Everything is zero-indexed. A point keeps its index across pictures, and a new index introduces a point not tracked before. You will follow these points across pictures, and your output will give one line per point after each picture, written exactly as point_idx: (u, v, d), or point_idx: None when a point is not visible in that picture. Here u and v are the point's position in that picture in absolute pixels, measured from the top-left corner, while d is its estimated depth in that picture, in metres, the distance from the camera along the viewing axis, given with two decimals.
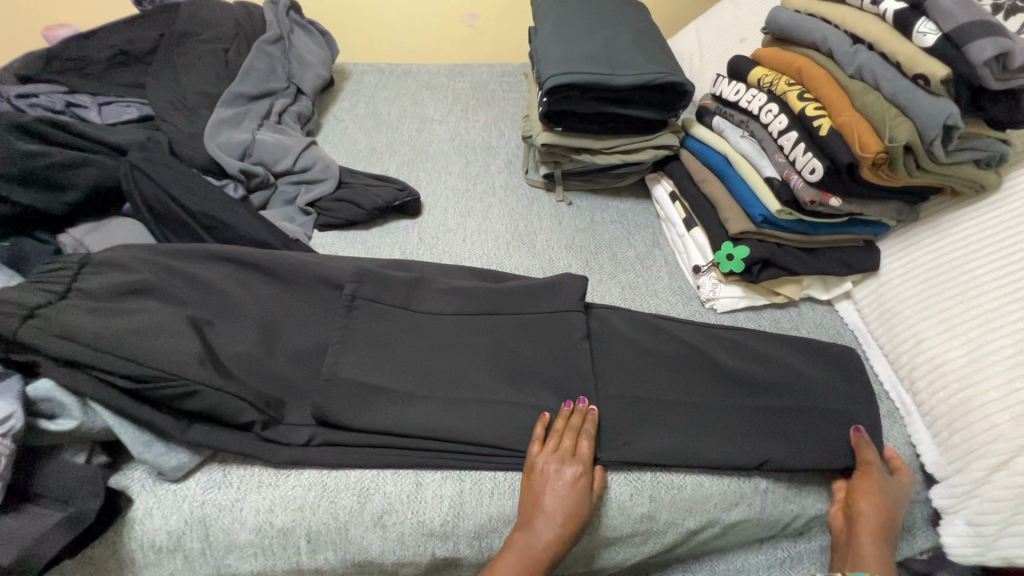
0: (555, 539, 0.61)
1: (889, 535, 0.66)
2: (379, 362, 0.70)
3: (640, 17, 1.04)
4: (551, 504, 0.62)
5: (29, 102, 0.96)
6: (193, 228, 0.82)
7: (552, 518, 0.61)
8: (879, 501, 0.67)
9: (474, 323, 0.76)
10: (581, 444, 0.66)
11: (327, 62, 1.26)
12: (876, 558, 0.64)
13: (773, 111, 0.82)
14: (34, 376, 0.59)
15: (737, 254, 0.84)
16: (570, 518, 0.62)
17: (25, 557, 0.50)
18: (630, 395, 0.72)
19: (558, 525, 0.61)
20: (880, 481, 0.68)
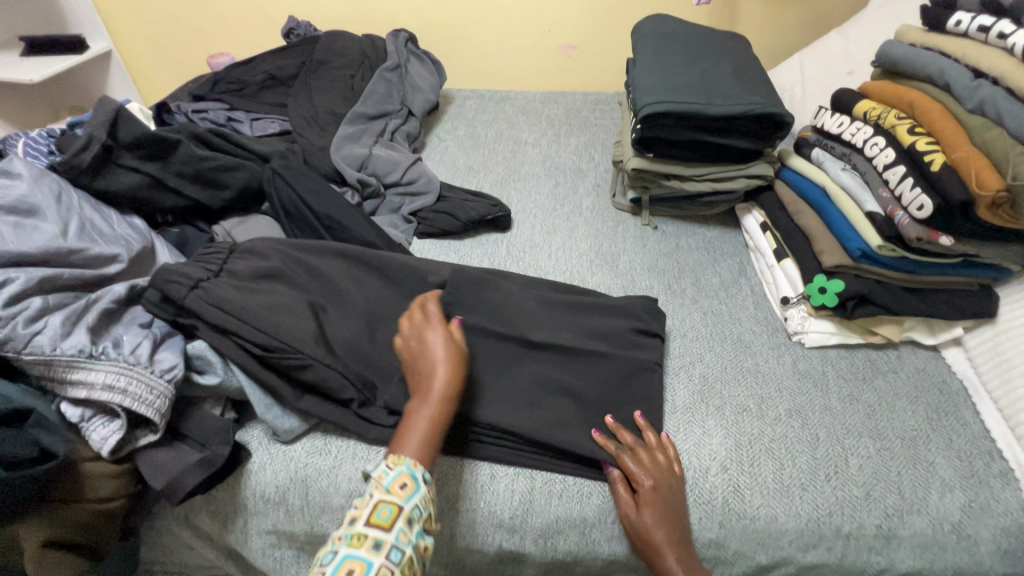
0: (446, 380, 0.63)
1: (688, 539, 0.64)
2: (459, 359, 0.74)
3: (740, 49, 1.05)
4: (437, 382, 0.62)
5: (199, 116, 1.15)
6: (316, 227, 0.94)
7: (444, 378, 0.62)
8: (666, 490, 0.65)
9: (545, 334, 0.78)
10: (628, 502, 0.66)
11: (435, 88, 1.39)
12: (689, 559, 0.63)
13: (880, 144, 0.79)
14: (191, 338, 0.71)
15: (831, 287, 0.80)
16: (456, 363, 0.64)
17: (172, 485, 0.61)
18: (669, 449, 0.69)
19: (449, 384, 0.63)
20: (645, 512, 0.64)
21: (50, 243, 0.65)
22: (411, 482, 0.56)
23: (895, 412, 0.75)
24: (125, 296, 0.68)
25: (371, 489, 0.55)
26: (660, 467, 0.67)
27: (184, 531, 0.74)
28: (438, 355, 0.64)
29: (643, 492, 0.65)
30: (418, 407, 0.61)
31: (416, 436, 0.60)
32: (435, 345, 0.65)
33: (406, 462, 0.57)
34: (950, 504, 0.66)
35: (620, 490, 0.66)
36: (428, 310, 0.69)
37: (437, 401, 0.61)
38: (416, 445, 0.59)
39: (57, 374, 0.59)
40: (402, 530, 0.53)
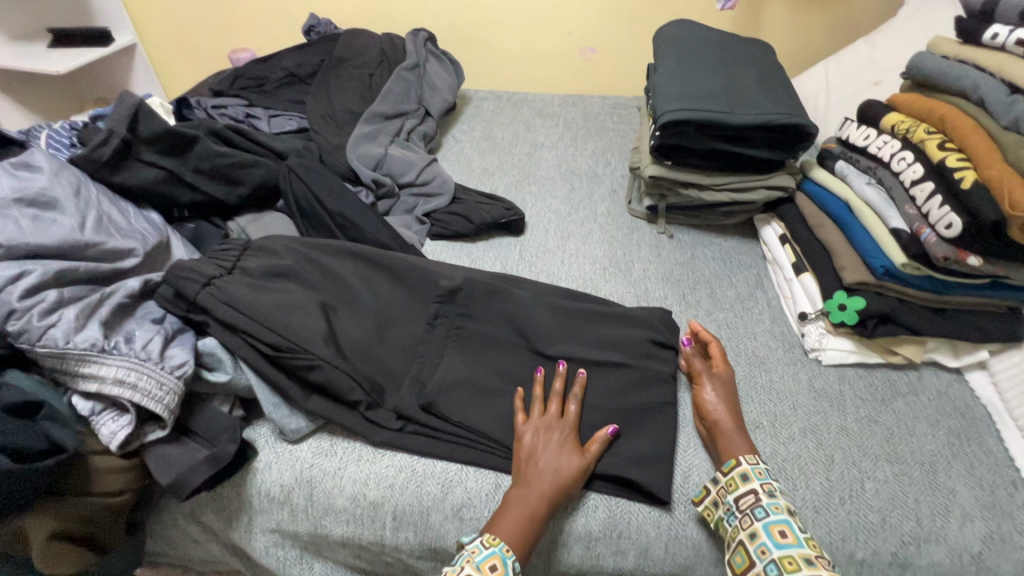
0: (556, 486, 0.63)
1: (741, 425, 0.70)
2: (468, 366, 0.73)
3: (764, 57, 1.03)
4: (538, 481, 0.63)
5: (218, 112, 1.16)
6: (330, 226, 0.94)
7: (557, 474, 0.63)
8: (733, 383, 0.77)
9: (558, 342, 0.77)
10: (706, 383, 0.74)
11: (453, 88, 1.38)
12: (734, 437, 0.69)
13: (908, 159, 0.77)
14: (203, 334, 0.71)
15: (851, 305, 0.78)
16: (570, 470, 0.64)
17: (179, 481, 0.61)
18: None
19: (564, 481, 0.63)
20: (727, 388, 0.74)
21: (67, 236, 0.66)
22: (501, 567, 0.57)
23: (914, 435, 0.72)
24: (139, 291, 0.69)
25: (464, 564, 0.58)
26: (719, 366, 0.76)
27: (189, 526, 0.74)
28: (567, 452, 0.66)
29: (702, 381, 0.75)
30: (521, 501, 0.62)
31: (513, 518, 0.61)
32: (568, 455, 0.65)
33: (499, 543, 0.59)
34: (971, 535, 0.64)
35: (715, 364, 0.76)
36: (568, 411, 0.70)
37: (545, 492, 0.62)
38: (509, 530, 0.60)
39: (69, 367, 0.59)
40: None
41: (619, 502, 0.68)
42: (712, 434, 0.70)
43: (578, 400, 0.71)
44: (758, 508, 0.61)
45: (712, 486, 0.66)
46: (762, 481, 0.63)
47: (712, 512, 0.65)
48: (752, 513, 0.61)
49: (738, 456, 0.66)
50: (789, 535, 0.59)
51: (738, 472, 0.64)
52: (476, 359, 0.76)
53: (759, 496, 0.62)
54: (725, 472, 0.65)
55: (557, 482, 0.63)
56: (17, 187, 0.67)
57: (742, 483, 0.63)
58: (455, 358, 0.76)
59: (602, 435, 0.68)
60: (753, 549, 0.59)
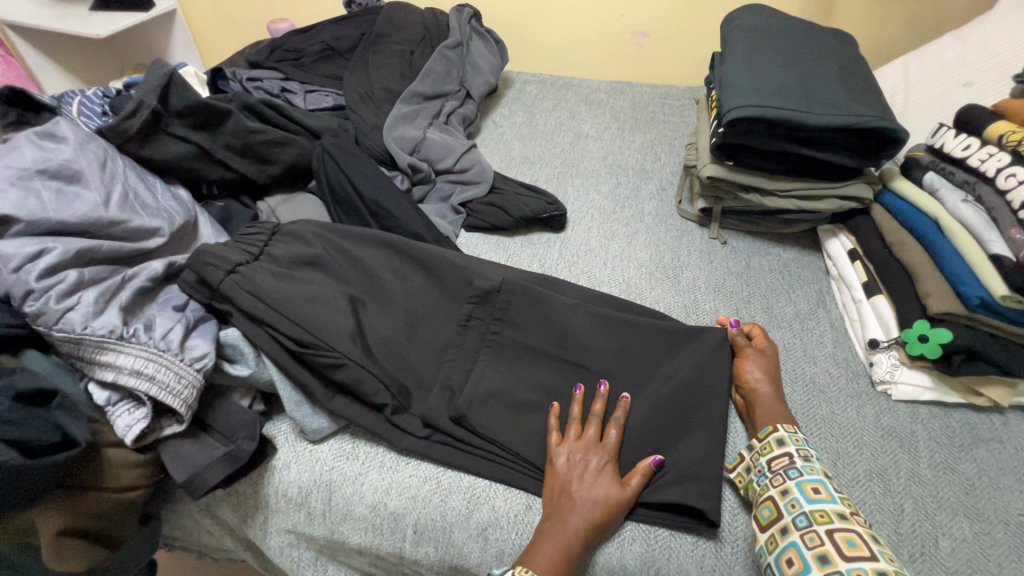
0: (592, 522, 0.58)
1: (780, 398, 0.70)
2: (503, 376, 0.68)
3: (846, 50, 0.93)
4: (572, 514, 0.58)
5: (254, 84, 1.12)
6: (362, 213, 0.89)
7: (595, 506, 0.58)
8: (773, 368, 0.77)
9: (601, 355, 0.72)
10: (747, 352, 0.74)
11: (497, 70, 1.31)
12: (773, 409, 0.68)
13: (1018, 176, 0.67)
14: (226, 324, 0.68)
15: (933, 337, 0.69)
16: (607, 505, 0.59)
17: (194, 480, 0.58)
18: None
19: (602, 515, 0.58)
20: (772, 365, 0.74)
21: (91, 213, 0.62)
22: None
23: (998, 489, 0.64)
24: (162, 274, 0.65)
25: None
26: (762, 344, 0.76)
27: (205, 518, 0.72)
28: (606, 481, 0.60)
29: (746, 355, 0.74)
30: (553, 534, 0.57)
31: (546, 551, 0.56)
32: (606, 487, 0.60)
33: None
34: None
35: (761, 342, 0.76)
36: (607, 436, 0.64)
37: (581, 524, 0.57)
38: (541, 565, 0.55)
39: (86, 354, 0.56)
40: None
41: (658, 536, 0.62)
42: (749, 404, 0.70)
43: (620, 425, 0.65)
44: (792, 468, 0.60)
45: (746, 453, 0.65)
46: (799, 448, 0.63)
47: (743, 478, 0.64)
48: (785, 473, 0.60)
49: (776, 424, 0.66)
50: (822, 492, 0.58)
51: (775, 437, 0.64)
52: (511, 368, 0.71)
53: (794, 458, 0.61)
54: (760, 438, 0.65)
55: (594, 516, 0.58)
56: (41, 158, 0.63)
57: (776, 447, 0.63)
58: (488, 366, 0.71)
59: (645, 466, 0.62)
60: (782, 502, 0.58)
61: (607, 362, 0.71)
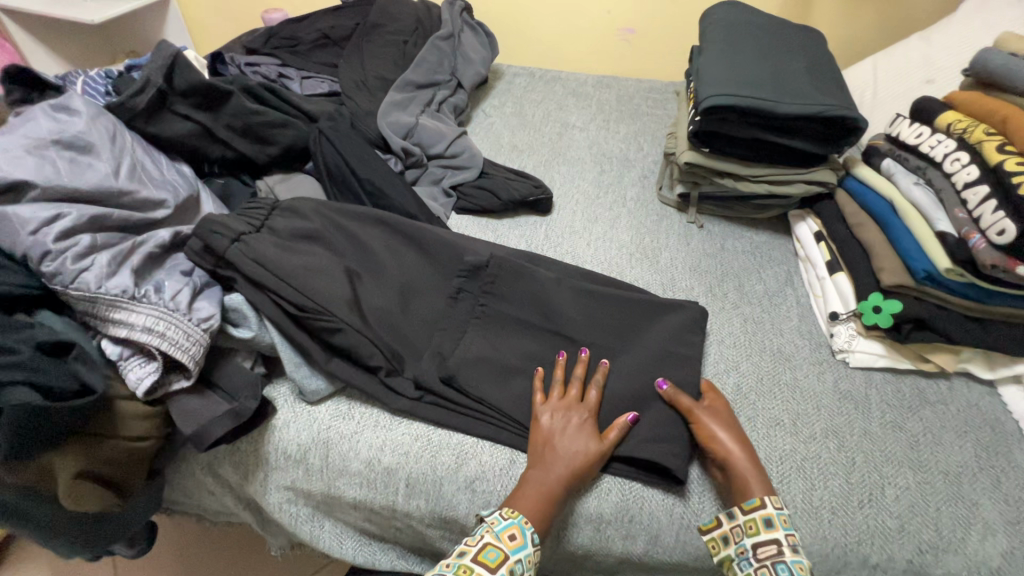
0: (574, 470, 0.63)
1: (755, 459, 0.64)
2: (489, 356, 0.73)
3: (815, 45, 0.99)
4: (555, 464, 0.63)
5: (252, 69, 1.15)
6: (357, 192, 0.93)
7: (575, 457, 0.63)
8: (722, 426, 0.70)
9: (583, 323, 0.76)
10: (707, 429, 0.67)
11: (487, 61, 1.35)
12: (754, 476, 0.63)
13: (962, 160, 0.74)
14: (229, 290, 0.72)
15: (886, 308, 0.76)
16: (588, 455, 0.64)
17: (199, 432, 0.62)
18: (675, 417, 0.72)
19: (580, 464, 0.63)
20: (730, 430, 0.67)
21: (103, 182, 0.66)
22: (521, 537, 0.59)
23: (941, 445, 0.70)
24: (169, 242, 0.69)
25: (482, 530, 0.60)
26: (713, 409, 0.69)
27: (207, 477, 0.76)
28: (586, 436, 0.65)
29: (699, 420, 0.68)
30: (538, 482, 0.62)
31: (529, 494, 0.62)
32: (585, 440, 0.65)
33: (519, 515, 0.60)
34: (991, 547, 0.62)
35: (716, 416, 0.68)
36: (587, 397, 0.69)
37: (561, 472, 0.62)
38: (527, 508, 0.60)
39: (100, 311, 0.60)
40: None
41: (631, 487, 0.67)
42: (728, 474, 0.64)
43: (600, 387, 0.70)
44: (780, 561, 0.58)
45: (726, 521, 0.62)
46: (787, 532, 0.60)
47: (717, 543, 0.62)
48: (773, 567, 0.58)
49: (762, 494, 0.61)
50: None
51: (763, 516, 0.60)
52: (498, 335, 0.76)
53: (782, 547, 0.59)
54: (746, 511, 0.61)
55: (573, 466, 0.63)
56: (56, 130, 0.67)
57: (764, 529, 0.60)
58: (476, 333, 0.76)
59: (623, 421, 0.67)
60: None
61: (588, 331, 0.76)
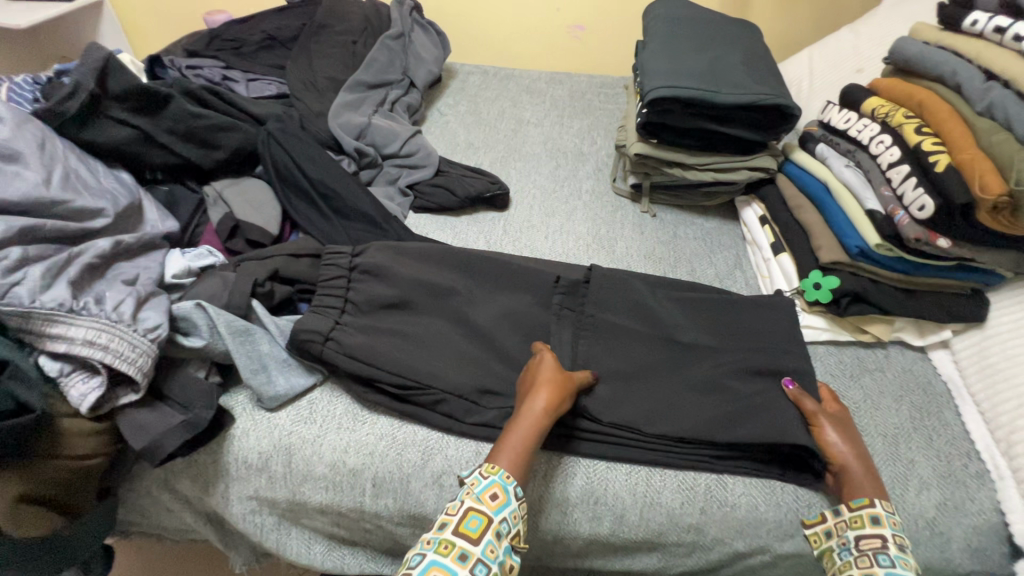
0: (553, 404, 0.64)
1: (870, 467, 0.66)
2: (476, 359, 0.74)
3: (751, 38, 1.04)
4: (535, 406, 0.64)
5: (193, 73, 1.12)
6: (309, 192, 0.91)
7: (548, 392, 0.64)
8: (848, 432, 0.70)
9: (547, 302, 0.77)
10: (826, 431, 0.68)
11: (440, 60, 1.35)
12: (867, 483, 0.64)
13: (885, 142, 0.80)
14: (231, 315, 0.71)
15: (825, 284, 0.81)
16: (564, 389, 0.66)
17: (152, 446, 0.60)
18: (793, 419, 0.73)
19: (554, 402, 0.64)
20: (850, 434, 0.68)
21: (32, 192, 0.64)
22: (503, 494, 0.58)
23: (880, 409, 0.75)
24: (109, 252, 0.67)
25: (462, 497, 0.58)
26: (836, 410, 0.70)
27: (164, 493, 0.73)
28: (552, 371, 0.67)
29: (820, 425, 0.68)
30: (521, 424, 0.63)
31: (511, 446, 0.62)
32: (556, 376, 0.66)
33: (499, 472, 0.60)
34: (927, 499, 0.67)
35: (839, 419, 0.69)
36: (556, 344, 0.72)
37: (539, 414, 0.63)
38: (512, 452, 0.61)
39: (35, 326, 0.57)
40: (490, 543, 0.56)
41: (595, 468, 0.69)
42: (838, 477, 0.66)
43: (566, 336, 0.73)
44: (882, 553, 0.59)
45: (831, 516, 0.65)
46: (894, 532, 0.61)
47: (819, 537, 0.65)
48: (874, 557, 0.59)
49: (871, 497, 0.63)
50: None
51: (870, 513, 0.62)
52: (458, 329, 0.76)
53: (887, 542, 0.60)
54: (852, 508, 0.63)
55: (552, 401, 0.64)
56: None
57: (870, 525, 0.61)
58: (437, 327, 0.76)
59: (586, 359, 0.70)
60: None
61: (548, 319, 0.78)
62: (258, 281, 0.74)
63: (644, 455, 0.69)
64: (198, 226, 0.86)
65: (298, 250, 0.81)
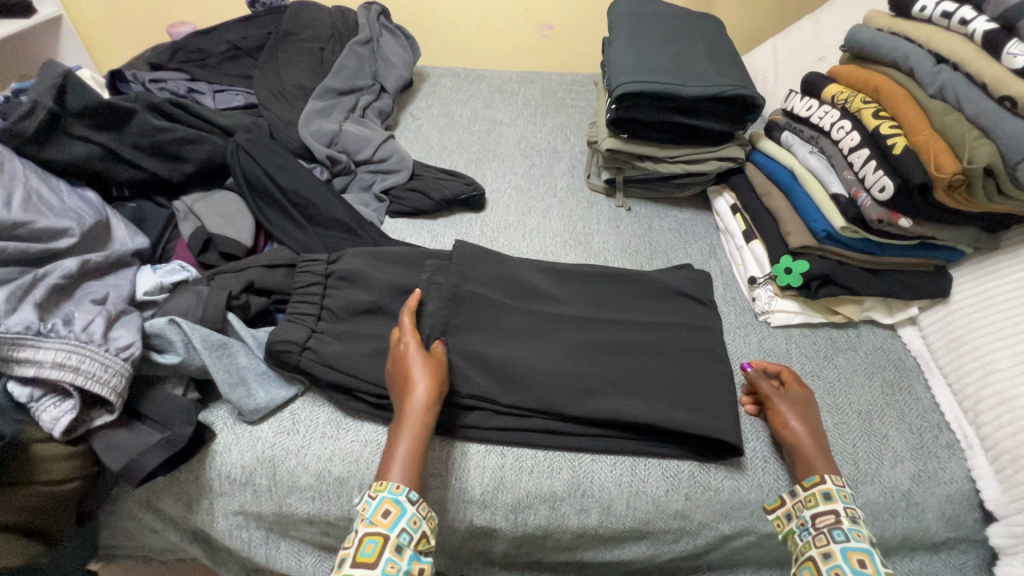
0: (427, 406, 0.63)
1: (822, 444, 0.67)
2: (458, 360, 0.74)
3: (714, 30, 1.06)
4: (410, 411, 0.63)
5: (158, 86, 1.11)
6: (281, 201, 0.90)
7: (423, 392, 0.63)
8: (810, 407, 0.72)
9: (448, 289, 0.77)
10: (778, 410, 0.70)
11: (410, 63, 1.35)
12: (816, 458, 0.65)
13: (846, 127, 0.82)
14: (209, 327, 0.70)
15: (796, 268, 0.83)
16: (437, 385, 0.65)
17: (130, 466, 0.59)
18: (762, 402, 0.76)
19: (428, 402, 0.63)
20: (805, 412, 0.70)
21: None
22: (395, 508, 0.57)
23: (853, 387, 0.77)
24: (76, 272, 0.66)
25: (357, 526, 0.56)
26: (793, 389, 0.72)
27: (147, 514, 0.72)
28: (423, 369, 0.65)
29: (775, 405, 0.71)
30: (399, 434, 0.62)
31: (396, 461, 0.60)
32: (423, 371, 0.65)
33: (389, 487, 0.58)
34: (901, 471, 0.69)
35: (797, 399, 0.71)
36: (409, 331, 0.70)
37: (417, 418, 0.62)
38: (396, 466, 0.60)
39: (1, 352, 0.56)
40: (390, 559, 0.54)
41: (582, 461, 0.70)
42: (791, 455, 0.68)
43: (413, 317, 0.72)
44: (837, 529, 0.59)
45: (788, 498, 0.64)
46: (846, 505, 0.61)
47: (783, 522, 0.64)
48: (830, 534, 0.59)
49: (822, 473, 0.64)
50: (869, 565, 0.56)
51: (822, 490, 0.62)
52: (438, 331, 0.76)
53: (840, 517, 0.60)
54: (805, 488, 0.63)
55: (425, 401, 0.63)
56: None
57: (823, 501, 0.61)
58: None
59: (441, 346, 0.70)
60: (825, 567, 0.57)
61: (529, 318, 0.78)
62: (233, 293, 0.74)
63: (629, 444, 0.70)
64: (169, 242, 0.85)
65: (273, 260, 0.81)
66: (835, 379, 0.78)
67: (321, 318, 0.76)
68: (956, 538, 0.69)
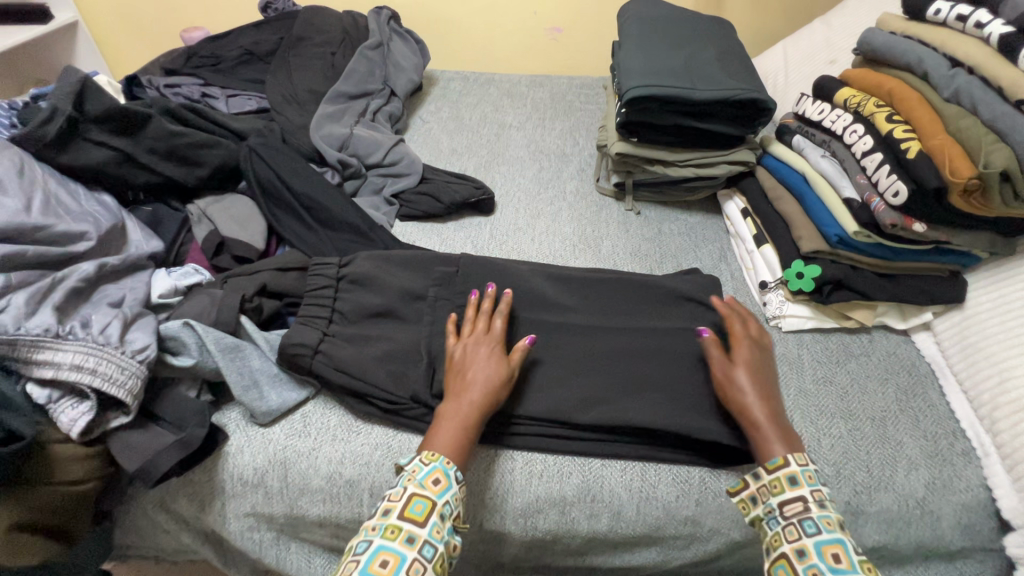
0: (489, 396, 0.64)
1: (774, 416, 0.64)
2: None
3: (724, 34, 1.05)
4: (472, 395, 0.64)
5: (172, 91, 1.12)
6: (293, 205, 0.90)
7: (490, 385, 0.64)
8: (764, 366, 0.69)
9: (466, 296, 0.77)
10: (725, 385, 0.67)
11: (420, 67, 1.35)
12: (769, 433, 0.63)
13: (859, 131, 0.81)
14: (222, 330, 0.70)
15: (807, 273, 0.83)
16: (502, 380, 0.65)
17: (145, 467, 0.60)
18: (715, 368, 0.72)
19: (491, 394, 0.64)
20: (754, 379, 0.66)
21: (12, 219, 0.64)
22: (445, 479, 0.58)
23: (866, 393, 0.76)
24: (93, 275, 0.67)
25: (404, 483, 0.58)
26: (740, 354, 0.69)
27: (160, 514, 0.72)
28: (495, 363, 0.66)
29: (722, 378, 0.67)
30: (456, 415, 0.63)
31: (448, 436, 0.61)
32: (494, 365, 0.66)
33: (439, 458, 0.59)
34: (916, 479, 0.68)
35: (743, 366, 0.67)
36: (492, 325, 0.71)
37: (479, 404, 0.63)
38: (447, 441, 0.61)
39: (21, 354, 0.57)
40: (435, 525, 0.55)
41: (592, 466, 0.70)
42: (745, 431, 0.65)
43: (504, 315, 0.72)
44: (807, 519, 0.57)
45: (752, 482, 0.62)
46: (812, 488, 0.59)
47: (748, 505, 0.62)
48: (800, 526, 0.57)
49: (782, 454, 0.61)
50: (843, 560, 0.53)
51: (787, 474, 0.60)
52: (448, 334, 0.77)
53: (808, 504, 0.58)
54: (771, 471, 0.61)
55: (488, 391, 0.64)
56: None
57: (789, 488, 0.59)
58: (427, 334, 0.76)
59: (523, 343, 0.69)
60: (799, 565, 0.54)
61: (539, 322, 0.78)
62: (246, 296, 0.74)
63: (639, 450, 0.70)
64: (183, 245, 0.86)
65: (284, 264, 0.81)
66: (848, 385, 0.77)
67: (333, 320, 0.77)
68: (972, 546, 0.68)
